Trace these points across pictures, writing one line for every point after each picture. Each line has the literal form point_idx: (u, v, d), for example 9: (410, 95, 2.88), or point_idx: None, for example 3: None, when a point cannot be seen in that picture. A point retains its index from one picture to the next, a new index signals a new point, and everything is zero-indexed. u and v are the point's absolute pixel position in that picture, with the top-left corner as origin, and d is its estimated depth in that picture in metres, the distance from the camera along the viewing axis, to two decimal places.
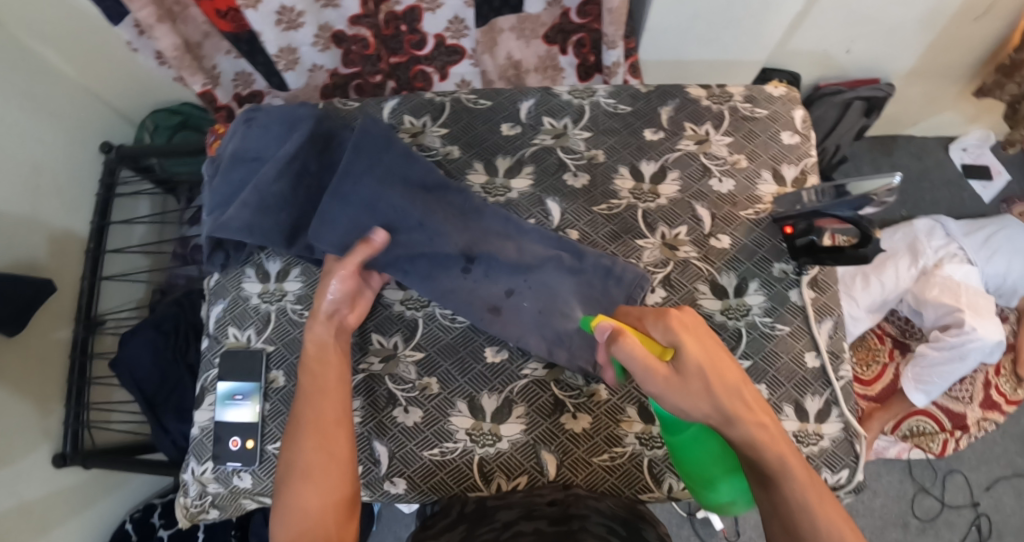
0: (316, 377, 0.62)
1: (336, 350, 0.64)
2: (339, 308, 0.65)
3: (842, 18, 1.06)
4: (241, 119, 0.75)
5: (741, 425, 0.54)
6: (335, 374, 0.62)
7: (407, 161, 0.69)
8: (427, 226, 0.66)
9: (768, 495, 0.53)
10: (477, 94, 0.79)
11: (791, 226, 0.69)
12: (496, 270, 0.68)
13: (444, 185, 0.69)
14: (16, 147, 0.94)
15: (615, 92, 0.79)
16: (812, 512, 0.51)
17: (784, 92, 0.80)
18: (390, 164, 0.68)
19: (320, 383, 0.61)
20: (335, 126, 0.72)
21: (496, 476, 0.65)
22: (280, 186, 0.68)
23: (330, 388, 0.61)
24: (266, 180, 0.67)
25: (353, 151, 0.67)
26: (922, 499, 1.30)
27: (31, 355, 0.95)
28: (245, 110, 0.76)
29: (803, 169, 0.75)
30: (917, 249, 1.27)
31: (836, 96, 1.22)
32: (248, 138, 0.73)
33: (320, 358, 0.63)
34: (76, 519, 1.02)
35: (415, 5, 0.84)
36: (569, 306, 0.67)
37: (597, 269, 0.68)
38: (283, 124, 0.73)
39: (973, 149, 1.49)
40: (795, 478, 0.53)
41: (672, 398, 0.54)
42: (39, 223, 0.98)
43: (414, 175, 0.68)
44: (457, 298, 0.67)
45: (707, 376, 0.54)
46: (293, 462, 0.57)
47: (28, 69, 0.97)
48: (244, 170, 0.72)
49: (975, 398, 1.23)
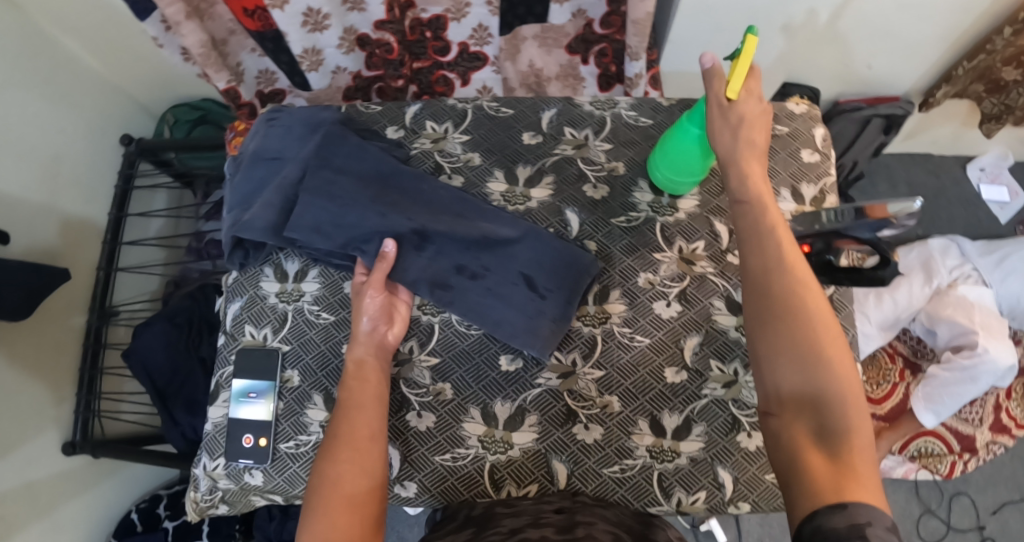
0: (355, 391, 0.62)
1: (377, 368, 0.65)
2: (377, 324, 0.66)
3: (865, 34, 1.04)
4: (263, 119, 0.76)
5: (773, 330, 0.50)
6: (372, 391, 0.63)
7: (362, 154, 0.71)
8: (378, 207, 0.67)
9: (789, 408, 0.48)
10: (499, 102, 0.80)
11: (809, 245, 0.67)
12: (447, 249, 0.67)
13: (407, 174, 0.71)
14: (37, 138, 0.95)
15: (637, 104, 0.79)
16: (835, 434, 0.45)
17: (806, 110, 0.80)
18: (342, 159, 0.69)
19: (358, 401, 0.61)
20: (342, 130, 0.72)
21: (507, 483, 0.66)
22: (295, 186, 0.68)
23: (370, 404, 0.62)
24: (288, 180, 0.68)
25: (319, 147, 0.69)
26: (926, 521, 1.29)
27: (44, 341, 0.96)
28: (268, 110, 0.77)
29: (822, 188, 0.75)
30: (930, 268, 1.27)
31: (856, 113, 1.21)
32: (270, 138, 0.74)
33: (359, 375, 0.63)
34: (81, 508, 1.03)
35: (442, 14, 0.87)
36: (510, 282, 0.67)
37: (541, 258, 0.68)
38: (305, 126, 0.74)
39: (990, 169, 1.47)
40: (835, 396, 0.47)
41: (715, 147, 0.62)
42: (53, 212, 0.99)
43: (365, 168, 0.70)
44: (406, 275, 0.67)
45: (746, 128, 0.59)
46: (333, 479, 0.56)
47: (51, 59, 0.98)
48: (264, 168, 0.73)
49: (985, 421, 1.23)
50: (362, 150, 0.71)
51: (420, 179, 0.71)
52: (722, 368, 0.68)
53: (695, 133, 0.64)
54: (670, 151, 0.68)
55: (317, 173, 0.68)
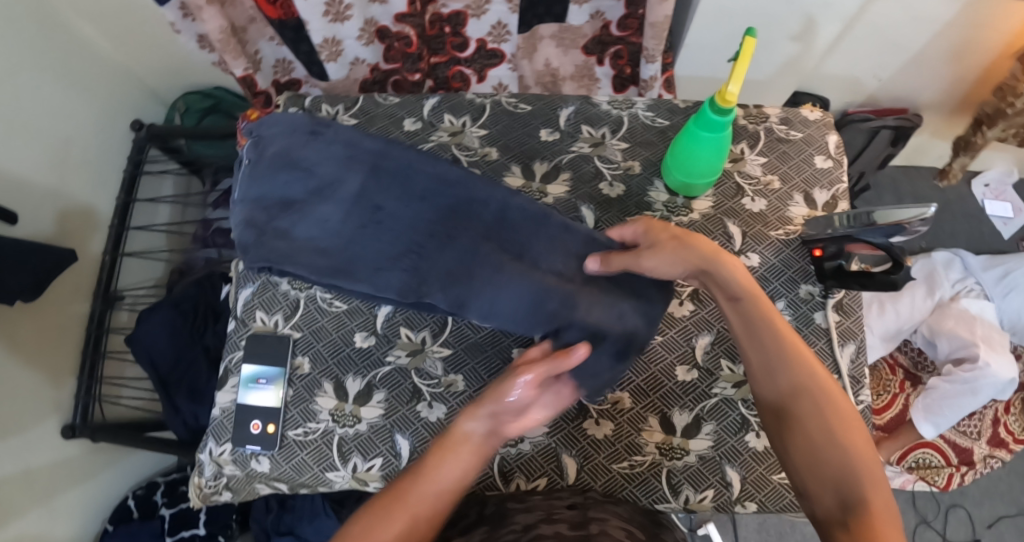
0: (439, 460, 0.52)
1: (478, 452, 0.52)
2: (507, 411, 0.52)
3: (875, 47, 1.05)
4: (304, 128, 0.64)
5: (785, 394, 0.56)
6: (456, 469, 0.52)
7: (414, 173, 0.63)
8: (441, 240, 0.60)
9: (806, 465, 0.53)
10: (518, 98, 0.80)
11: (821, 249, 0.70)
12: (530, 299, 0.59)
13: (523, 220, 0.63)
14: (49, 119, 0.96)
15: (653, 105, 0.80)
16: (852, 482, 0.51)
17: (820, 117, 0.81)
18: (393, 206, 0.61)
19: (434, 472, 0.51)
20: (397, 153, 0.63)
21: (516, 476, 0.66)
22: (346, 229, 0.60)
23: (446, 486, 0.51)
24: (334, 215, 0.60)
25: (373, 174, 0.62)
26: (923, 532, 1.30)
27: (47, 323, 0.96)
28: (309, 118, 0.64)
29: (834, 195, 0.76)
30: (934, 281, 1.29)
31: (865, 124, 1.22)
32: (304, 149, 0.62)
33: (455, 448, 0.52)
34: (76, 493, 1.02)
35: (461, 10, 0.86)
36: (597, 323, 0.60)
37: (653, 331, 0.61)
38: (347, 143, 0.63)
39: (994, 185, 1.49)
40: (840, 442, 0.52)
41: (647, 257, 0.59)
42: (58, 196, 0.98)
43: (427, 212, 0.62)
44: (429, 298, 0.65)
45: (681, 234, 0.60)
46: (371, 537, 0.48)
47: (66, 43, 0.98)
48: (293, 176, 0.61)
49: (983, 434, 1.23)
50: (414, 169, 0.63)
51: (538, 230, 0.63)
52: (732, 368, 0.68)
53: (706, 137, 0.65)
54: (684, 159, 0.69)
55: (388, 206, 0.61)
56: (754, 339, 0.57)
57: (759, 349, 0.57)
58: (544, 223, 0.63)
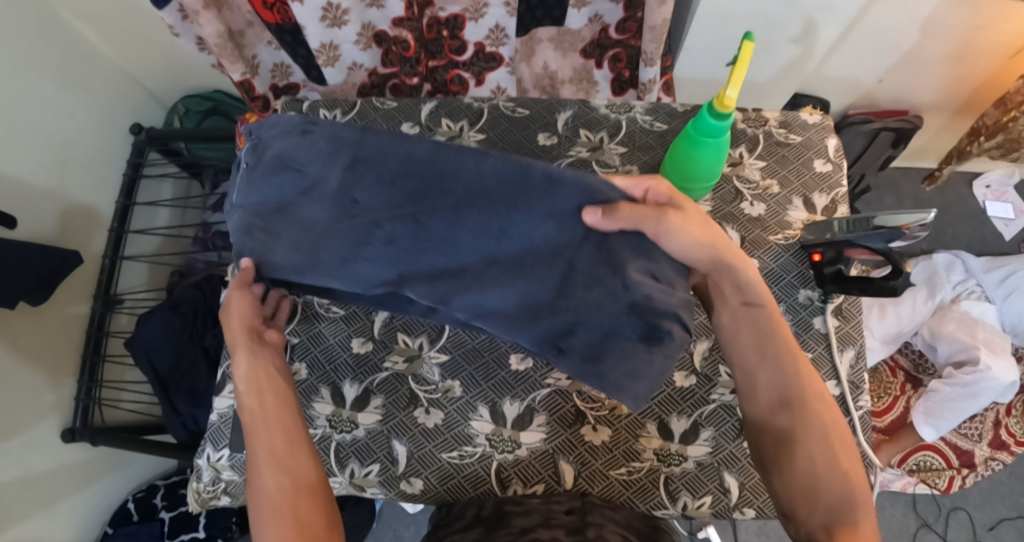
0: (255, 408, 0.55)
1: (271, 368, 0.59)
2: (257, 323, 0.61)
3: (873, 50, 1.04)
4: (297, 127, 0.59)
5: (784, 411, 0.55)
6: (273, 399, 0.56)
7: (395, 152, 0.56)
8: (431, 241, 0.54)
9: (797, 480, 0.53)
10: (515, 102, 0.80)
11: (820, 254, 0.70)
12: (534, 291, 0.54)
13: (501, 191, 0.53)
14: (49, 122, 0.95)
15: (652, 109, 0.80)
16: (836, 497, 0.52)
17: (819, 119, 0.80)
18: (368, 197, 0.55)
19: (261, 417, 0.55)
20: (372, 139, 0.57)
21: (513, 482, 0.66)
22: (328, 225, 0.56)
23: (271, 420, 0.55)
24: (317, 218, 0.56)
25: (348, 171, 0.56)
26: (924, 535, 1.29)
27: (47, 327, 0.96)
28: (303, 117, 0.60)
29: (834, 199, 0.76)
30: (935, 284, 1.29)
31: (864, 126, 1.21)
32: (294, 150, 0.58)
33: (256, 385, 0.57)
34: (77, 497, 1.02)
35: (459, 13, 0.86)
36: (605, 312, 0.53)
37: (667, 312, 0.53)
38: (328, 143, 0.57)
39: (996, 186, 1.49)
40: (832, 463, 0.53)
41: (671, 219, 0.53)
42: (56, 198, 0.97)
43: (401, 197, 0.55)
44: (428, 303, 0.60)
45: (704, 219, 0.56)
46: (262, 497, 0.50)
47: (65, 46, 0.98)
48: (285, 183, 0.58)
49: (984, 437, 1.22)
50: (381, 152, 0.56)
51: (517, 200, 0.53)
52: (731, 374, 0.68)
53: (706, 142, 0.64)
54: (682, 165, 0.69)
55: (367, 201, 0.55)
56: (763, 350, 0.57)
57: (770, 356, 0.56)
58: (525, 184, 0.53)
